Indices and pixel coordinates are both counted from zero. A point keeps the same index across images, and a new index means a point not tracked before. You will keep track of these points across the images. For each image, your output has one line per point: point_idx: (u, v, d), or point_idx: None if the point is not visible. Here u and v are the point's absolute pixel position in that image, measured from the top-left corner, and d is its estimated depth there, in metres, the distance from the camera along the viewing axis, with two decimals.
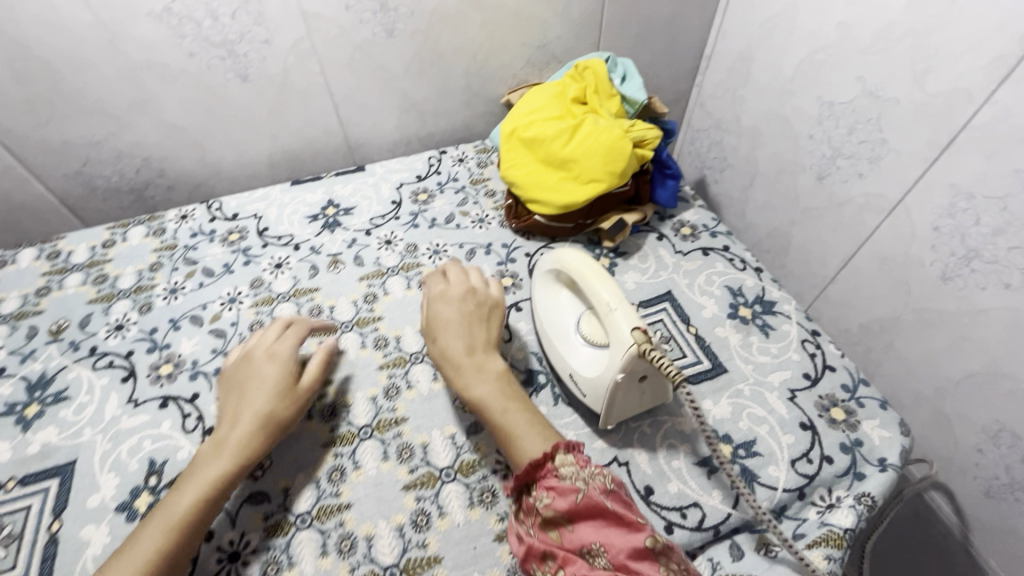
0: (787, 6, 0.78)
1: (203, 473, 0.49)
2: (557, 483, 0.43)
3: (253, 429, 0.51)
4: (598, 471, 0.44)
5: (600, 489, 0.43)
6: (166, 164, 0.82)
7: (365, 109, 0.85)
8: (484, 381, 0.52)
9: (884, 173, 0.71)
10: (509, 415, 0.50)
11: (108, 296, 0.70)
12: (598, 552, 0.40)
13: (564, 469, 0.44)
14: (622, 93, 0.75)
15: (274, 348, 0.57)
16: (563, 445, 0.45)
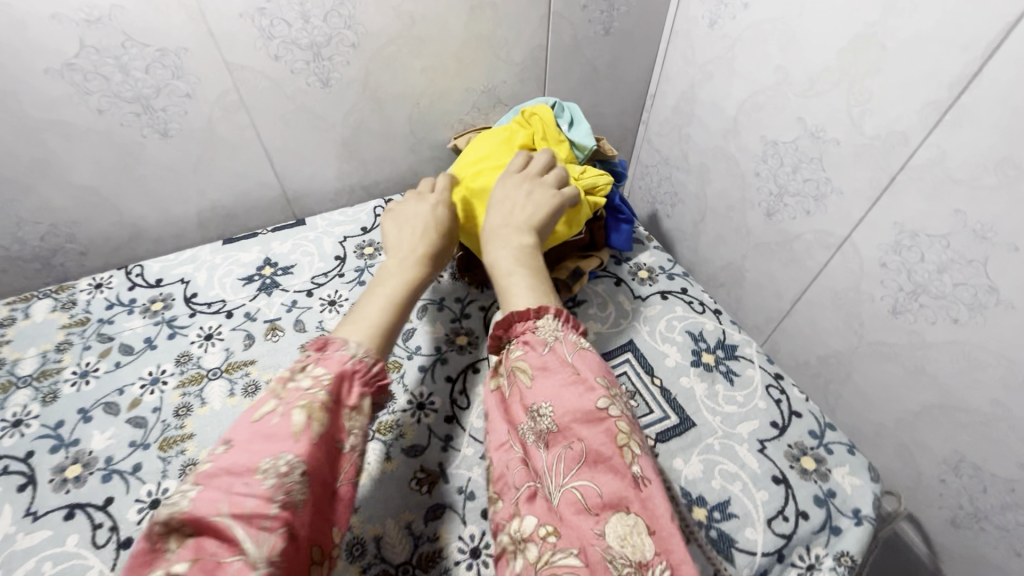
0: (724, 49, 0.80)
1: (391, 275, 0.57)
2: (531, 339, 0.48)
3: (421, 254, 0.60)
4: (572, 336, 0.47)
5: (565, 347, 0.46)
6: (78, 228, 0.74)
7: (303, 159, 0.80)
8: (507, 244, 0.56)
9: (829, 211, 0.72)
10: (522, 281, 0.52)
11: (4, 386, 0.61)
12: (545, 409, 0.43)
13: (541, 328, 0.48)
14: (571, 139, 0.74)
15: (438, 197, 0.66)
16: (556, 313, 0.49)
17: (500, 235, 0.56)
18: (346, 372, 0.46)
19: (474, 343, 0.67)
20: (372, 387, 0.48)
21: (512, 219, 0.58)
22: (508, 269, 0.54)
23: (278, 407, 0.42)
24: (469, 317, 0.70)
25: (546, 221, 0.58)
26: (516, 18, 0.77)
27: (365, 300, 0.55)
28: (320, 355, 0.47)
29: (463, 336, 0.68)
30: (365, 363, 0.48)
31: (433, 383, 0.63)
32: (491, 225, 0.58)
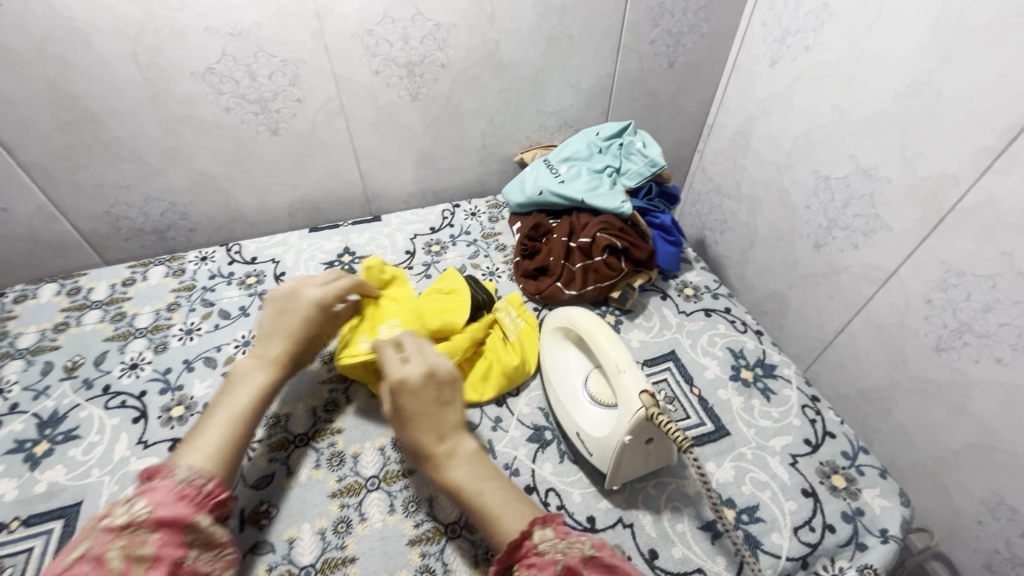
0: (784, 88, 0.84)
1: (234, 401, 0.54)
2: (536, 559, 0.42)
3: (278, 372, 0.58)
4: (576, 539, 0.43)
5: (578, 557, 0.41)
6: (191, 208, 0.85)
7: (385, 163, 0.89)
8: (438, 422, 0.51)
9: (878, 246, 0.74)
10: (475, 468, 0.49)
11: (125, 334, 0.71)
12: None
13: (543, 544, 0.42)
14: (648, 157, 0.81)
15: (310, 291, 0.61)
16: (537, 520, 0.44)
17: (430, 421, 0.50)
18: (170, 498, 0.43)
19: None
20: (206, 508, 0.45)
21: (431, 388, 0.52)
22: (462, 463, 0.49)
23: (92, 549, 0.39)
24: None
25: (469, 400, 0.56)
26: (588, 49, 0.85)
27: (206, 421, 0.52)
28: (141, 499, 0.42)
29: None
30: (196, 484, 0.45)
31: None
32: (407, 401, 0.51)
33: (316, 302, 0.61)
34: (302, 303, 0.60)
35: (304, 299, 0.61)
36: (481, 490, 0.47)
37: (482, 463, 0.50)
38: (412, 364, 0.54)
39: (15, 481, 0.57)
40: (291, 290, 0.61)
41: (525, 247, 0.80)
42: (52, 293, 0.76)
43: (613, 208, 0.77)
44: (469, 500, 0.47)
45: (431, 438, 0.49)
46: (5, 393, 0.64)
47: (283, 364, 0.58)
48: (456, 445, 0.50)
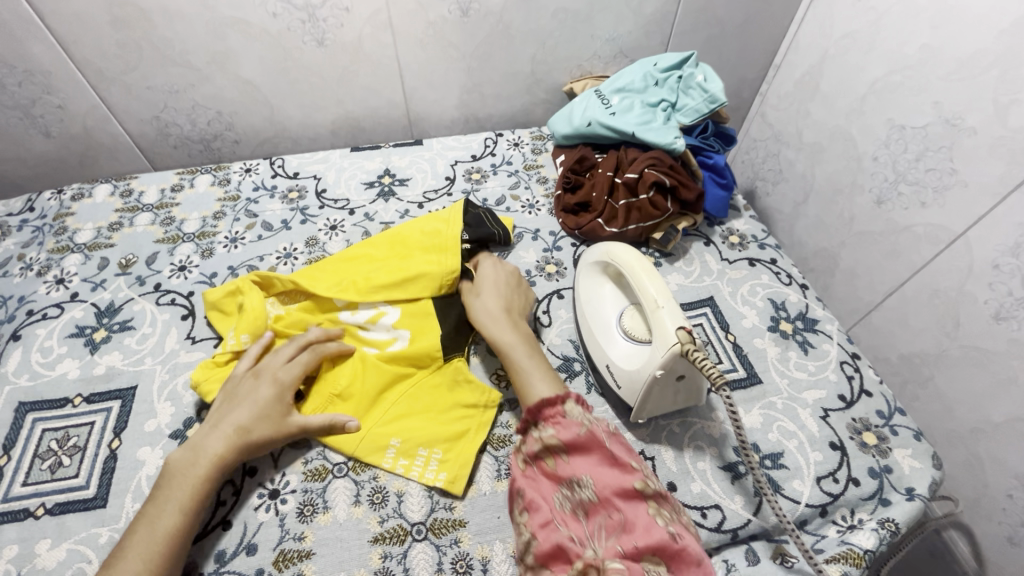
0: (869, 23, 0.77)
1: (163, 522, 0.46)
2: (562, 420, 0.50)
3: (211, 476, 0.49)
4: (601, 420, 0.51)
5: (602, 430, 0.49)
6: (237, 118, 0.85)
7: (430, 84, 0.86)
8: (493, 312, 0.61)
9: (948, 204, 0.69)
10: (518, 347, 0.57)
11: (174, 238, 0.74)
12: (587, 483, 0.47)
13: (570, 411, 0.50)
14: (708, 91, 0.76)
15: (279, 374, 0.55)
16: (570, 396, 0.52)
17: (502, 317, 0.60)
18: None
19: (562, 273, 0.72)
20: None
21: (495, 281, 0.64)
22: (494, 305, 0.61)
23: None
24: (561, 250, 0.74)
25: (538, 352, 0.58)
26: None
27: (159, 501, 0.47)
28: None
29: (552, 265, 0.72)
30: None
31: None
32: (487, 294, 0.62)
33: (277, 386, 0.54)
34: (261, 392, 0.54)
35: (263, 379, 0.55)
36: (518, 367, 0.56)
37: (529, 348, 0.58)
38: (488, 312, 0.60)
39: (78, 361, 0.61)
40: (254, 370, 0.56)
41: (568, 179, 0.78)
42: (107, 193, 0.79)
43: (664, 143, 0.73)
44: (510, 361, 0.57)
45: (495, 311, 0.61)
46: (67, 282, 0.68)
47: (222, 462, 0.50)
48: (499, 326, 0.59)
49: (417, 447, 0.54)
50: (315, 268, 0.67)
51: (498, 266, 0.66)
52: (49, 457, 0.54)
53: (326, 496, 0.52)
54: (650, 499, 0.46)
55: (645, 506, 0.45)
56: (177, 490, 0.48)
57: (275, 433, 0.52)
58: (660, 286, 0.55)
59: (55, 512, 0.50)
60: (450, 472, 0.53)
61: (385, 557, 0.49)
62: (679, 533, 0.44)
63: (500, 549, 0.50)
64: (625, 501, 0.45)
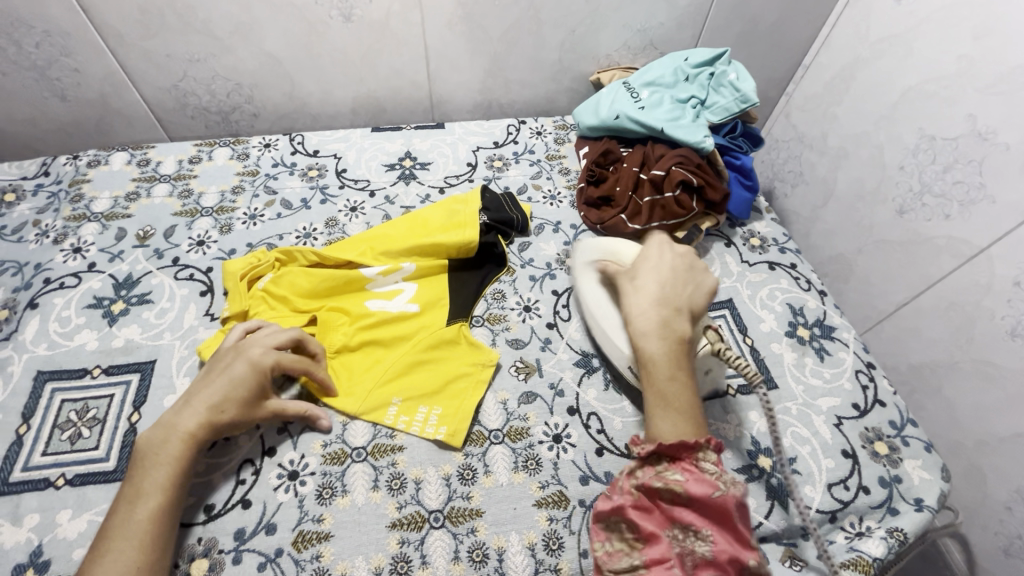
0: (906, 28, 0.75)
1: (143, 505, 0.46)
2: (696, 470, 0.46)
3: (184, 458, 0.48)
4: (736, 480, 0.46)
5: (734, 496, 0.45)
6: (257, 91, 0.83)
7: (455, 66, 0.84)
8: (650, 294, 0.55)
9: (973, 218, 0.69)
10: (671, 353, 0.52)
11: (192, 211, 0.73)
12: (704, 538, 0.44)
13: (707, 462, 0.47)
14: (741, 90, 0.75)
15: (253, 354, 0.53)
16: (714, 444, 0.48)
17: (649, 307, 0.54)
18: None
19: None
20: None
21: (674, 270, 0.58)
22: (637, 296, 0.56)
23: None
24: None
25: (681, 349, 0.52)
26: None
27: (136, 481, 0.47)
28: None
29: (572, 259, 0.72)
30: None
31: (540, 292, 0.68)
32: (663, 279, 0.57)
33: (252, 368, 0.52)
34: (235, 372, 0.52)
35: (237, 359, 0.53)
36: (665, 386, 0.50)
37: (681, 354, 0.52)
38: (643, 293, 0.56)
39: (96, 332, 0.61)
40: (230, 349, 0.54)
41: (593, 173, 0.77)
42: (123, 161, 0.78)
43: (693, 141, 0.72)
44: (649, 377, 0.51)
45: (652, 298, 0.55)
46: (84, 252, 0.67)
47: (194, 442, 0.49)
48: (653, 323, 0.53)
49: (418, 405, 0.57)
50: (339, 249, 0.68)
51: (661, 247, 0.60)
52: (69, 428, 0.54)
53: (345, 480, 0.53)
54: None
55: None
56: (152, 469, 0.47)
57: (247, 414, 0.52)
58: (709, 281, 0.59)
59: (76, 483, 0.51)
60: (449, 426, 0.56)
61: (403, 542, 0.50)
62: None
63: (516, 539, 0.51)
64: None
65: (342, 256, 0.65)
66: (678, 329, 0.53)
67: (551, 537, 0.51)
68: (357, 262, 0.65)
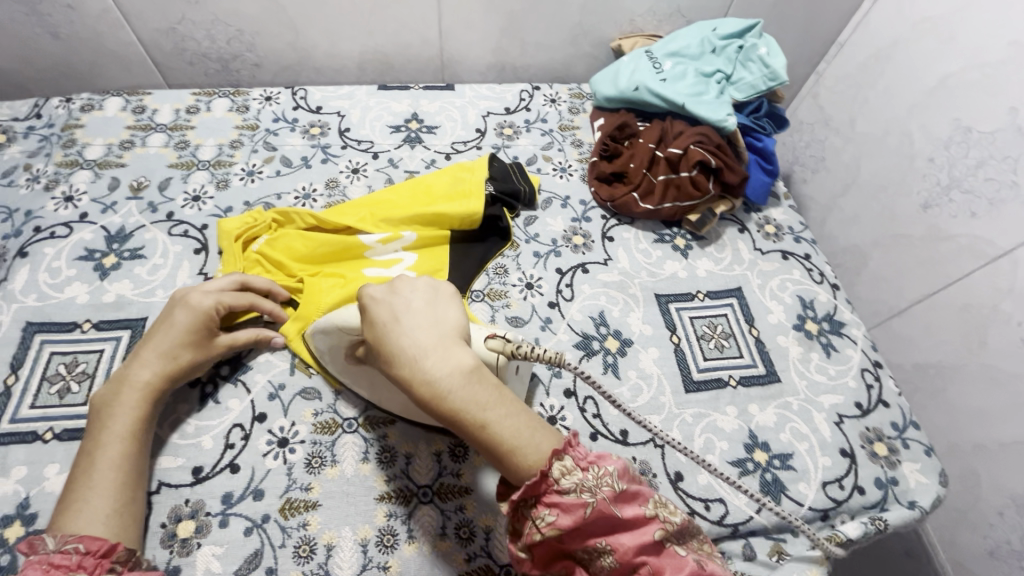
0: (953, 8, 0.70)
1: (109, 455, 0.45)
2: (559, 498, 0.36)
3: (145, 407, 0.49)
4: (603, 473, 0.36)
5: (608, 496, 0.36)
6: (259, 40, 0.79)
7: (468, 24, 0.80)
8: (419, 345, 0.37)
9: (1001, 219, 0.66)
10: (466, 388, 0.36)
11: (188, 164, 0.70)
12: (605, 552, 0.36)
13: (564, 481, 0.36)
14: (771, 66, 0.70)
15: (193, 299, 0.53)
16: (555, 449, 0.36)
17: (428, 359, 0.37)
18: None
19: (589, 246, 0.69)
20: None
21: (421, 292, 0.41)
22: (428, 356, 0.37)
23: None
24: (590, 221, 0.71)
25: (489, 386, 0.37)
26: None
27: (98, 438, 0.46)
28: (81, 540, 0.40)
29: (579, 237, 0.70)
30: None
31: (544, 270, 0.66)
32: (383, 318, 0.39)
33: (197, 312, 0.52)
34: (178, 319, 0.52)
35: (177, 309, 0.52)
36: (487, 419, 0.36)
37: (481, 383, 0.37)
38: (416, 346, 0.37)
39: (87, 286, 0.59)
40: (171, 302, 0.54)
41: (606, 146, 0.73)
42: (118, 107, 0.74)
43: (715, 120, 0.69)
44: (474, 432, 0.36)
45: (388, 355, 0.38)
46: (75, 201, 0.65)
47: (154, 391, 0.49)
48: (435, 367, 0.36)
49: None
50: (337, 211, 0.66)
51: (392, 284, 0.42)
52: (58, 381, 0.53)
53: (335, 450, 0.52)
54: (678, 536, 0.37)
55: (674, 548, 0.37)
56: (112, 422, 0.47)
57: (202, 357, 0.52)
58: (430, 283, 0.42)
59: (64, 438, 0.50)
60: None
61: (390, 516, 0.49)
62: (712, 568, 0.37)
63: (504, 519, 0.50)
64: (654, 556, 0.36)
65: (341, 222, 0.63)
66: (459, 361, 0.37)
67: None
68: (357, 228, 0.63)
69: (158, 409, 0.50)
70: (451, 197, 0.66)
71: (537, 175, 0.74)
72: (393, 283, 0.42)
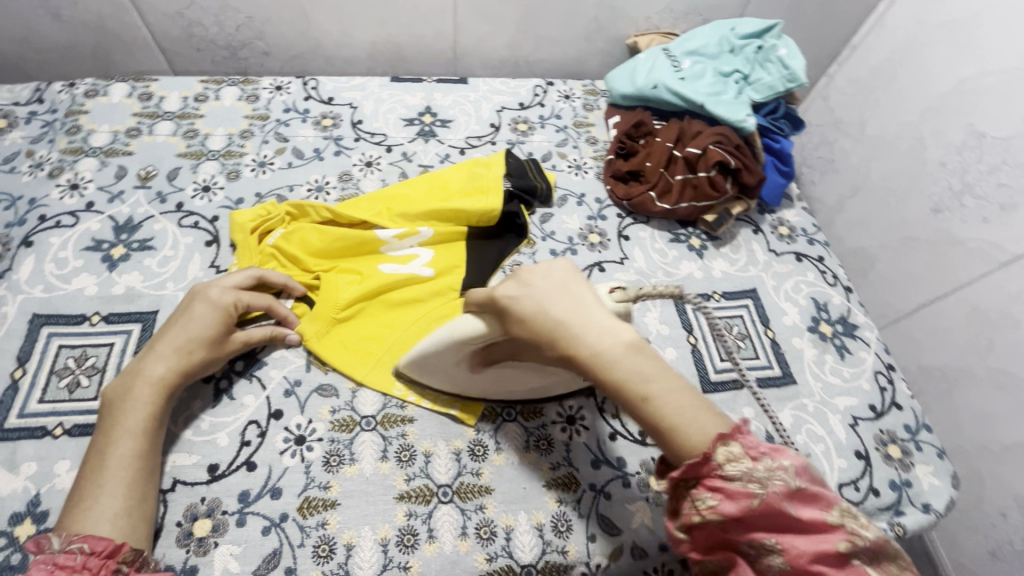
0: (970, 14, 0.70)
1: (120, 451, 0.44)
2: (723, 484, 0.34)
3: (158, 402, 0.47)
4: (778, 468, 0.33)
5: (781, 492, 0.33)
6: (269, 27, 0.77)
7: (484, 16, 0.78)
8: (564, 318, 0.38)
9: (1013, 224, 0.67)
10: (632, 361, 0.35)
11: (197, 153, 0.69)
12: (773, 550, 0.33)
13: (731, 468, 0.33)
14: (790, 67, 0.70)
15: (213, 294, 0.52)
16: (721, 434, 0.34)
17: (591, 334, 0.37)
18: None
19: (605, 244, 0.69)
20: None
21: (556, 274, 0.40)
22: (591, 333, 0.37)
23: None
24: (606, 219, 0.71)
25: (652, 354, 0.36)
26: None
27: (108, 434, 0.45)
28: (86, 539, 0.39)
29: (595, 235, 0.69)
30: None
31: None
32: (529, 309, 0.39)
33: (215, 308, 0.51)
34: (194, 314, 0.51)
35: (195, 303, 0.51)
36: (650, 393, 0.35)
37: (642, 356, 0.36)
38: (568, 320, 0.37)
39: (95, 277, 0.57)
40: (190, 295, 0.53)
41: (622, 144, 0.73)
42: (124, 94, 0.72)
43: (734, 120, 0.69)
44: (637, 403, 0.35)
45: (548, 341, 0.38)
46: (81, 190, 0.63)
47: (167, 387, 0.48)
48: (601, 341, 0.36)
49: None
50: (352, 205, 0.64)
51: (540, 266, 0.41)
52: (67, 375, 0.52)
53: (353, 448, 0.51)
54: (869, 555, 0.33)
55: (862, 567, 0.32)
56: (122, 418, 0.46)
57: (216, 353, 0.51)
58: (561, 263, 0.41)
59: (74, 433, 0.49)
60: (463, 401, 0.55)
61: (410, 515, 0.49)
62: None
63: (525, 519, 0.50)
64: (834, 568, 0.32)
65: (356, 216, 0.62)
66: (623, 335, 0.36)
67: (559, 519, 0.50)
68: (373, 223, 0.62)
69: (170, 406, 0.48)
70: (468, 193, 0.65)
71: (553, 172, 0.73)
72: (523, 272, 0.41)
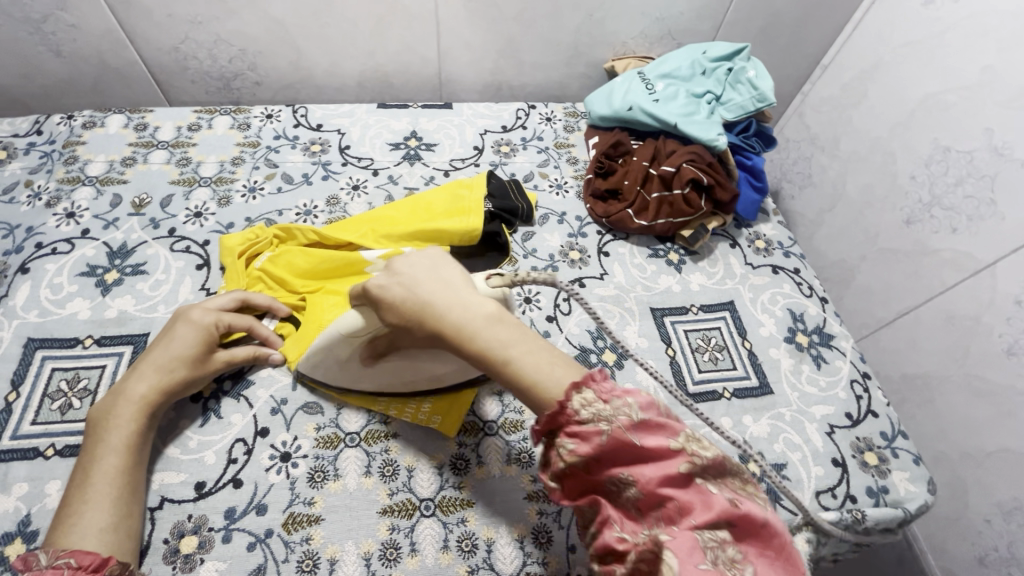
0: (930, 34, 0.74)
1: (104, 468, 0.46)
2: (579, 428, 0.36)
3: (141, 419, 0.49)
4: (619, 403, 0.36)
5: (624, 425, 0.35)
6: (260, 59, 0.80)
7: (466, 44, 0.82)
8: (428, 299, 0.41)
9: (981, 234, 0.69)
10: (490, 329, 0.39)
11: (190, 180, 0.71)
12: (628, 482, 0.36)
13: (584, 411, 0.36)
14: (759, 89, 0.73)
15: (194, 314, 0.54)
16: (574, 383, 0.37)
17: (453, 311, 0.40)
18: None
19: (585, 260, 0.71)
20: None
21: (425, 260, 0.44)
22: (456, 310, 0.40)
23: None
24: (586, 236, 0.73)
25: (499, 324, 0.40)
26: None
27: (93, 453, 0.47)
28: (72, 554, 0.40)
29: (576, 251, 0.71)
30: None
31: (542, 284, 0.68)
32: (399, 293, 0.43)
33: (197, 327, 0.53)
34: (177, 334, 0.53)
35: (178, 324, 0.53)
36: (510, 356, 0.38)
37: (500, 325, 0.40)
38: (426, 295, 0.41)
39: (89, 302, 0.59)
40: (174, 317, 0.55)
41: (601, 164, 0.75)
42: (120, 124, 0.75)
43: (706, 139, 0.71)
44: (504, 370, 0.39)
45: (417, 318, 0.41)
46: (77, 217, 0.66)
47: (150, 404, 0.49)
48: (463, 316, 0.40)
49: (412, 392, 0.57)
50: (341, 226, 0.67)
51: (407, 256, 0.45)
52: (59, 398, 0.53)
53: (337, 464, 0.53)
54: (712, 473, 0.36)
55: (704, 483, 0.35)
56: (106, 436, 0.47)
57: (199, 372, 0.52)
58: (431, 251, 0.45)
59: (66, 454, 0.50)
60: (445, 415, 0.56)
61: (393, 529, 0.50)
62: (749, 505, 0.35)
63: (505, 531, 0.51)
64: (682, 492, 0.35)
65: (342, 238, 0.64)
66: (481, 309, 0.40)
67: (539, 531, 0.51)
68: (358, 244, 0.64)
69: (154, 424, 0.50)
70: (450, 214, 0.67)
71: (534, 192, 0.76)
72: (393, 261, 0.45)
